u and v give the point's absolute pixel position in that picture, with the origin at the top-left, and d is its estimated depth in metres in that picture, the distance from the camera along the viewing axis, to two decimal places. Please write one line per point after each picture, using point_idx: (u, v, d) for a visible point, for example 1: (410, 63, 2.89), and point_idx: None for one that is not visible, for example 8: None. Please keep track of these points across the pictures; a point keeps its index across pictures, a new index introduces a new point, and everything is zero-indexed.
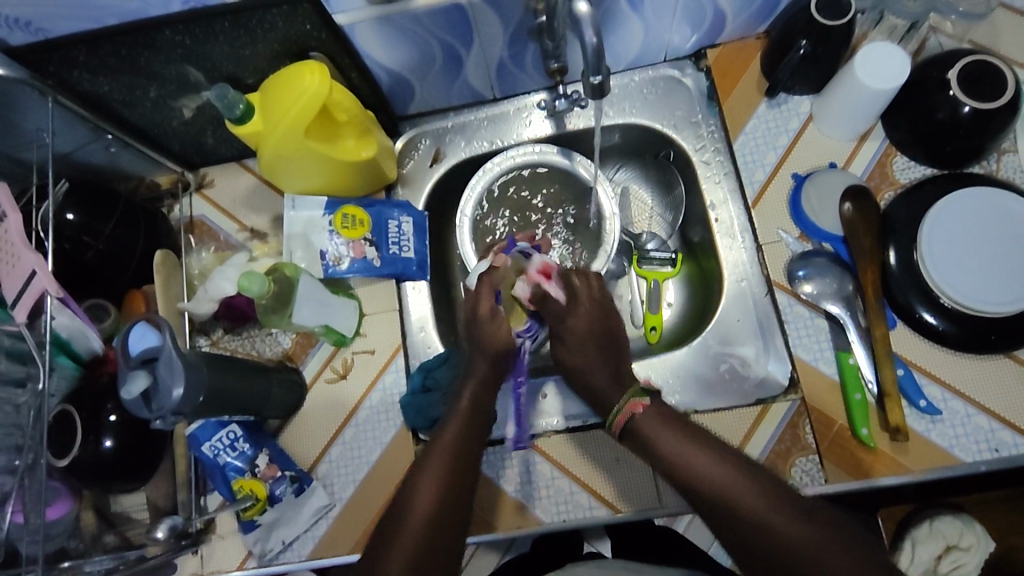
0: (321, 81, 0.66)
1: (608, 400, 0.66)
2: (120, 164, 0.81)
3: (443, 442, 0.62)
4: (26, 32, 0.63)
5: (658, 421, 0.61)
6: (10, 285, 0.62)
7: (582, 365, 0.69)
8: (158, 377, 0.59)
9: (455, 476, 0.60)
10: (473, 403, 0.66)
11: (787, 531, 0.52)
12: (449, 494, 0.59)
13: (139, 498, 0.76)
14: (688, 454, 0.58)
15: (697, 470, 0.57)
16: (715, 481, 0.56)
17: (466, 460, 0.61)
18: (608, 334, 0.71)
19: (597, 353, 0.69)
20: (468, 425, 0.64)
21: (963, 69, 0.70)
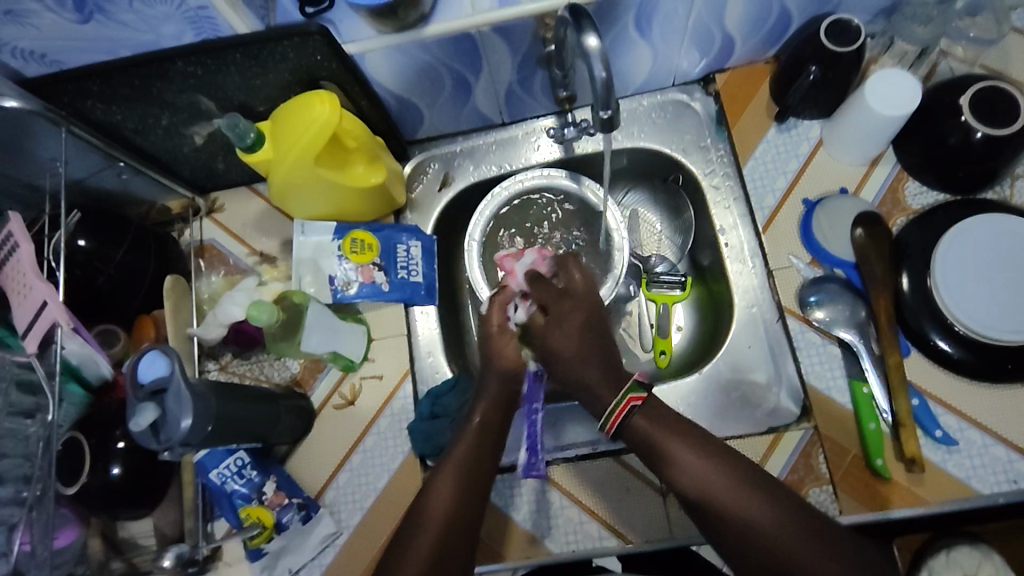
0: (331, 110, 0.66)
1: (599, 396, 0.65)
2: (131, 189, 0.82)
3: (451, 466, 0.62)
4: (41, 63, 0.64)
5: (654, 421, 0.61)
6: (21, 315, 0.62)
7: (572, 353, 0.68)
8: (167, 408, 0.59)
9: (464, 501, 0.60)
10: (483, 424, 0.66)
11: (787, 540, 0.53)
12: (457, 521, 0.59)
13: (147, 524, 0.76)
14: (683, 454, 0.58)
15: (695, 473, 0.57)
16: (711, 482, 0.56)
17: (476, 484, 0.61)
18: (592, 327, 0.70)
19: (586, 347, 0.68)
20: (479, 447, 0.64)
21: (975, 95, 0.69)
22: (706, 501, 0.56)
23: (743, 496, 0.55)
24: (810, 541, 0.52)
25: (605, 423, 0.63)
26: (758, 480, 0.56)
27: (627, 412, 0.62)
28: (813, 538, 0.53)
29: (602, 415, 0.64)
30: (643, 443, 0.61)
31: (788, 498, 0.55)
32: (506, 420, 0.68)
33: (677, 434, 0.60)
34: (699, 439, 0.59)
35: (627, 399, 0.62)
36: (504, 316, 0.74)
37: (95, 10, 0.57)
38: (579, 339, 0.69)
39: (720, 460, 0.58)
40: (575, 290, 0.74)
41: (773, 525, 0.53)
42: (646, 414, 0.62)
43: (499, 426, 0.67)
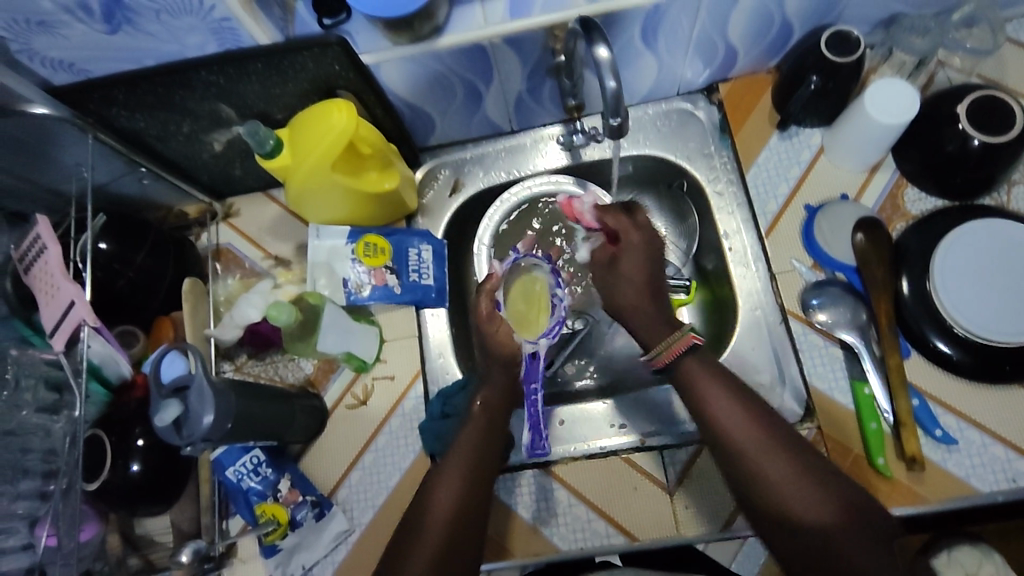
0: (348, 117, 0.68)
1: (659, 334, 0.66)
2: (151, 194, 0.85)
3: (458, 457, 0.63)
4: (69, 72, 0.67)
5: (711, 376, 0.61)
6: (48, 314, 0.64)
7: (634, 300, 0.69)
8: (189, 406, 0.61)
9: (472, 491, 0.61)
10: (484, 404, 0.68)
11: (816, 509, 0.53)
12: (465, 512, 0.60)
13: (164, 521, 0.77)
14: (732, 414, 0.59)
15: (740, 434, 0.58)
16: (756, 446, 0.57)
17: (482, 476, 0.63)
18: (658, 287, 0.71)
19: (649, 301, 0.69)
20: (481, 438, 0.65)
21: (972, 104, 0.71)
22: (739, 450, 0.57)
23: (779, 459, 0.56)
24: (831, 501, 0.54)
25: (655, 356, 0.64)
26: (803, 452, 0.56)
27: (679, 355, 0.63)
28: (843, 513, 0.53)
29: (653, 349, 0.65)
30: (687, 385, 0.62)
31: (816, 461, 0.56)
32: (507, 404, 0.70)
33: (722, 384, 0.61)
34: (742, 391, 0.60)
35: (685, 338, 0.63)
36: (493, 301, 0.72)
37: (124, 22, 0.60)
38: (643, 293, 0.70)
39: (766, 427, 0.58)
40: (637, 237, 0.73)
41: (796, 480, 0.55)
42: (699, 358, 0.63)
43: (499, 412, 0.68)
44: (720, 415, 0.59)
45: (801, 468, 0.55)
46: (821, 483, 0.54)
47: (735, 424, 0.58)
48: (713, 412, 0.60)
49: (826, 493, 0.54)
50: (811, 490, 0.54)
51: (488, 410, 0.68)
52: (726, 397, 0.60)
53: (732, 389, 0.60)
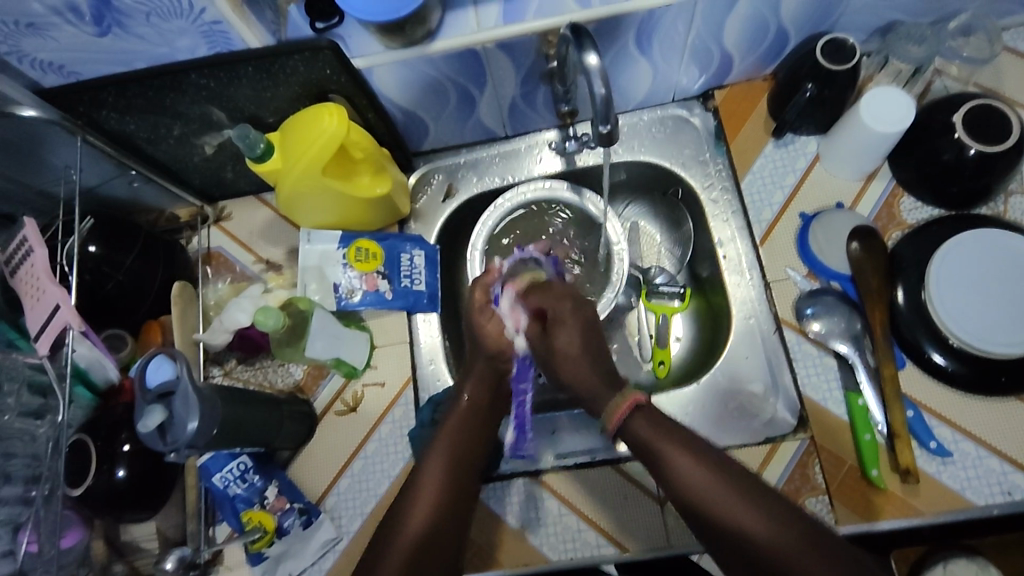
0: (339, 122, 0.68)
1: (602, 396, 0.65)
2: (142, 197, 0.84)
3: (438, 456, 0.64)
4: (59, 74, 0.66)
5: (662, 434, 0.60)
6: (33, 318, 0.63)
7: (574, 357, 0.67)
8: (174, 412, 0.60)
9: (451, 488, 0.62)
10: (471, 402, 0.69)
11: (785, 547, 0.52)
12: (444, 510, 0.61)
13: (149, 528, 0.76)
14: (691, 471, 0.57)
15: (703, 489, 0.56)
16: (719, 501, 0.55)
17: (463, 476, 0.63)
18: (590, 329, 0.70)
19: (587, 353, 0.68)
20: (466, 430, 0.67)
21: (968, 113, 0.71)
22: (697, 504, 0.56)
23: (738, 505, 0.54)
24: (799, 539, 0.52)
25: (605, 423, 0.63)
26: (763, 495, 0.55)
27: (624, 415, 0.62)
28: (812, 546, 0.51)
29: (602, 415, 0.64)
30: (641, 446, 0.61)
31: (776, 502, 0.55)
32: (496, 403, 0.71)
33: (671, 437, 0.59)
34: (694, 442, 0.59)
35: (628, 399, 0.62)
36: (487, 295, 0.74)
37: (113, 24, 0.59)
38: (582, 344, 0.68)
39: (728, 479, 0.56)
40: (568, 295, 0.72)
41: (761, 525, 0.53)
42: (646, 415, 0.61)
43: (486, 408, 0.70)
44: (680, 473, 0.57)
45: (771, 518, 0.53)
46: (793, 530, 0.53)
47: (694, 479, 0.57)
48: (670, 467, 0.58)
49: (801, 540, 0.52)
50: (785, 536, 0.52)
51: (471, 412, 0.68)
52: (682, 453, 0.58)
53: (687, 443, 0.59)
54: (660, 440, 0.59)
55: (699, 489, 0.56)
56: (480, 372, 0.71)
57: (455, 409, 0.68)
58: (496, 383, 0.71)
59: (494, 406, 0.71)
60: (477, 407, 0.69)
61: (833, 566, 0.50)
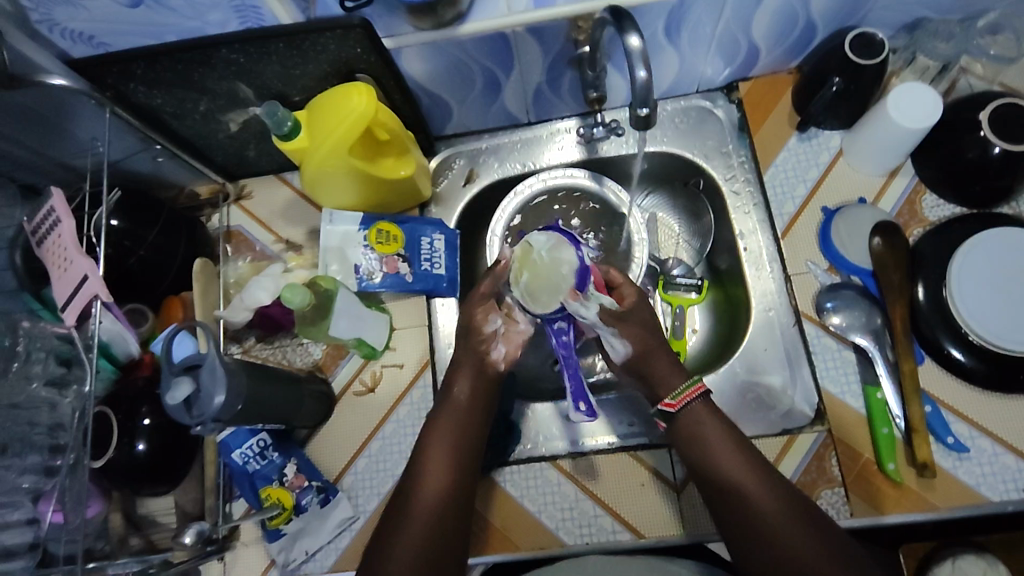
0: (368, 101, 0.68)
1: (668, 379, 0.69)
2: (164, 173, 0.84)
3: (439, 445, 0.66)
4: (88, 45, 0.66)
5: (711, 415, 0.66)
6: (61, 289, 0.63)
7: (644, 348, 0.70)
8: (201, 384, 0.60)
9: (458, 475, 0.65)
10: (465, 394, 0.69)
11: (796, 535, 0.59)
12: (454, 491, 0.64)
13: (166, 503, 0.77)
14: (727, 451, 0.64)
15: (730, 468, 0.63)
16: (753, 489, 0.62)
17: (465, 465, 0.66)
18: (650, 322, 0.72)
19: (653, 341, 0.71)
20: (462, 421, 0.68)
21: (994, 112, 0.71)
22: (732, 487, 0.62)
23: (768, 494, 0.61)
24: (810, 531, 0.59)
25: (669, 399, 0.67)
26: (784, 490, 0.62)
27: (694, 397, 0.67)
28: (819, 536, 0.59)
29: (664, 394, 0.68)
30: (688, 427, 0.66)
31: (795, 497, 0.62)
32: (489, 391, 0.71)
33: (722, 428, 0.65)
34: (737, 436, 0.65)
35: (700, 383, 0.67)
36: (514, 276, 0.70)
37: None
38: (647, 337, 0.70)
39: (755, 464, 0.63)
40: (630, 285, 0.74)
41: (783, 513, 0.60)
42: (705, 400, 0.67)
43: (482, 399, 0.70)
44: (715, 450, 0.64)
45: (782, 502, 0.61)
46: (796, 513, 0.60)
47: (731, 465, 0.63)
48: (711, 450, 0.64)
49: (802, 523, 0.60)
50: (801, 528, 0.59)
51: (459, 405, 0.68)
52: (723, 433, 0.65)
53: (731, 432, 0.65)
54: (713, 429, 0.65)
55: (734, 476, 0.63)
56: (466, 362, 0.70)
57: (449, 400, 0.69)
58: (479, 371, 0.70)
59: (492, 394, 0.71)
60: (465, 400, 0.69)
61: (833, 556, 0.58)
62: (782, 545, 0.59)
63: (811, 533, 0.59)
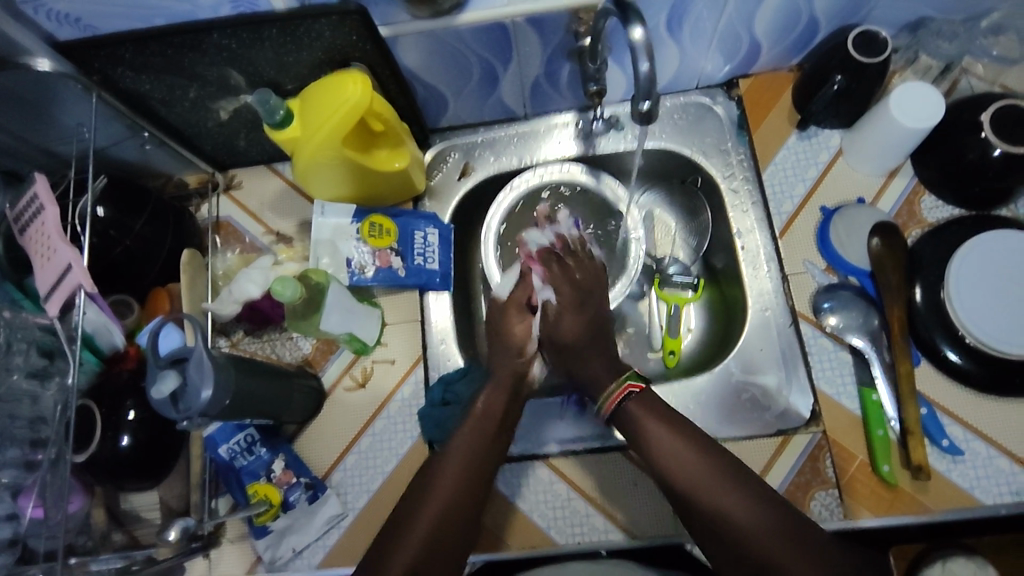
0: (363, 91, 0.66)
1: (603, 382, 0.70)
2: (151, 161, 0.82)
3: (465, 442, 0.64)
4: (74, 27, 0.64)
5: (642, 405, 0.65)
6: (43, 278, 0.61)
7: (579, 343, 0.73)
8: (188, 377, 0.58)
9: (467, 487, 0.62)
10: (485, 406, 0.68)
11: (764, 540, 0.55)
12: (460, 506, 0.61)
13: (150, 498, 0.76)
14: (659, 437, 0.62)
15: (674, 464, 0.60)
16: (705, 490, 0.58)
17: (477, 480, 0.63)
18: (600, 322, 0.75)
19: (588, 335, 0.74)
20: (486, 436, 0.66)
21: (997, 113, 0.70)
22: (686, 492, 0.59)
23: (728, 494, 0.57)
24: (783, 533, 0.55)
25: (601, 407, 0.67)
26: (745, 484, 0.58)
27: (624, 397, 0.66)
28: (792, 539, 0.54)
29: (600, 399, 0.68)
30: (632, 426, 0.65)
31: (760, 494, 0.57)
32: (510, 408, 0.70)
33: (663, 423, 0.63)
34: (684, 429, 0.62)
35: (624, 386, 0.66)
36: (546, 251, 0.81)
37: None
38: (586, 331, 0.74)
39: (697, 448, 0.60)
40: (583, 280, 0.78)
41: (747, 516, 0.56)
42: (640, 398, 0.65)
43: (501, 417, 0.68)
44: (656, 445, 0.62)
45: (735, 490, 0.57)
46: (766, 511, 0.56)
47: (677, 463, 0.60)
48: (658, 452, 0.62)
49: (773, 528, 0.55)
50: (765, 531, 0.55)
51: (487, 417, 0.67)
52: (665, 430, 0.62)
53: (675, 425, 0.62)
54: (654, 426, 0.63)
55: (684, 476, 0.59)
56: (501, 378, 0.71)
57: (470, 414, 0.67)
58: (514, 391, 0.71)
59: (509, 413, 0.69)
60: (493, 411, 0.68)
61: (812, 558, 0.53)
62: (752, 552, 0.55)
63: (785, 539, 0.54)
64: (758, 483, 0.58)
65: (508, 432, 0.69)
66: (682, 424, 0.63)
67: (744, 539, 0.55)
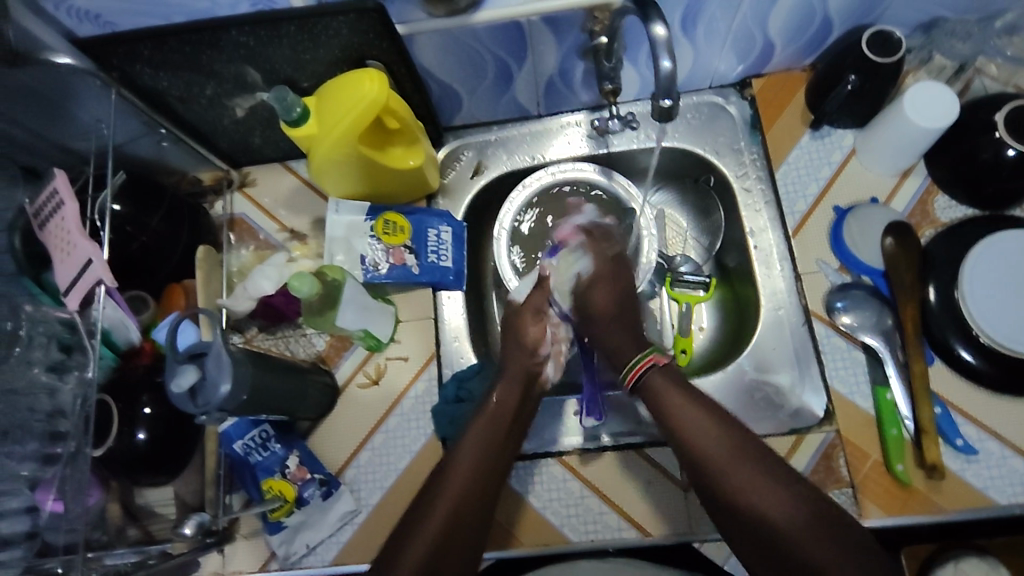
0: (381, 88, 0.66)
1: (625, 354, 0.72)
2: (166, 158, 0.82)
3: (475, 442, 0.64)
4: (94, 24, 0.64)
5: (666, 379, 0.66)
6: (62, 272, 0.61)
7: (605, 319, 0.75)
8: (206, 372, 0.58)
9: (478, 483, 0.62)
10: (497, 401, 0.68)
11: (782, 520, 0.55)
12: (472, 503, 0.61)
13: (165, 493, 0.76)
14: (681, 410, 0.63)
15: (695, 436, 0.61)
16: (724, 465, 0.59)
17: (489, 477, 0.63)
18: (627, 310, 0.76)
19: (617, 317, 0.75)
20: (497, 432, 0.66)
21: (1011, 112, 0.70)
22: (706, 466, 0.60)
23: (746, 471, 0.58)
24: (802, 513, 0.55)
25: (624, 376, 0.68)
26: (764, 461, 0.59)
27: (648, 368, 0.67)
28: (813, 522, 0.55)
29: (625, 368, 0.69)
30: (654, 397, 0.65)
31: (780, 473, 0.58)
32: (523, 404, 0.70)
33: (687, 396, 0.64)
34: (707, 403, 0.63)
35: (650, 356, 0.67)
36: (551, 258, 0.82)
37: None
38: (613, 314, 0.75)
39: (719, 422, 0.61)
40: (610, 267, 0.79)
41: (766, 495, 0.57)
42: (663, 372, 0.66)
43: (513, 414, 0.69)
44: (677, 415, 0.63)
45: (754, 467, 0.58)
46: (786, 489, 0.57)
47: (698, 437, 0.61)
48: (678, 421, 0.62)
49: (795, 506, 0.56)
50: (785, 510, 0.56)
51: (497, 414, 0.67)
52: (688, 403, 0.63)
53: (698, 399, 0.63)
54: (677, 399, 0.64)
55: (704, 449, 0.60)
56: (512, 373, 0.72)
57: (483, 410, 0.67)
58: (525, 387, 0.71)
59: (521, 410, 0.70)
60: (504, 409, 0.68)
61: (832, 541, 0.54)
62: (771, 529, 0.55)
63: (805, 520, 0.55)
64: (779, 463, 0.59)
65: (518, 427, 0.69)
66: (706, 399, 0.64)
67: (762, 517, 0.56)
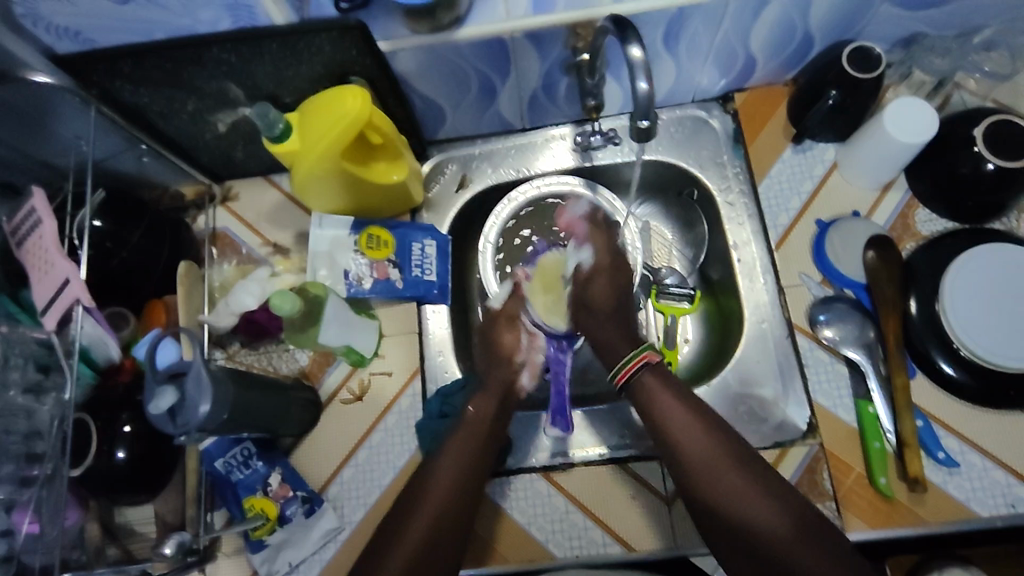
0: (362, 106, 0.66)
1: (618, 349, 0.69)
2: (148, 173, 0.82)
3: (456, 450, 0.64)
4: (73, 41, 0.64)
5: (657, 380, 0.63)
6: (39, 292, 0.62)
7: (599, 314, 0.73)
8: (186, 393, 0.58)
9: (459, 493, 0.62)
10: (478, 413, 0.68)
11: (766, 529, 0.53)
12: (451, 513, 0.60)
13: (146, 512, 0.75)
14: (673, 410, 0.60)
15: (682, 439, 0.59)
16: (707, 470, 0.57)
17: (471, 487, 0.63)
18: (621, 306, 0.74)
19: (613, 312, 0.73)
20: (479, 442, 0.66)
21: (989, 128, 0.71)
22: (691, 472, 0.58)
23: (731, 476, 0.56)
24: (786, 522, 0.53)
25: (615, 372, 0.66)
26: (751, 467, 0.57)
27: (639, 367, 0.64)
28: (797, 531, 0.53)
29: (615, 367, 0.67)
30: (643, 400, 0.63)
31: (768, 480, 0.56)
32: (503, 415, 0.71)
33: (676, 398, 0.61)
34: (698, 407, 0.61)
35: (642, 355, 0.64)
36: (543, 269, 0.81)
37: None
38: (609, 308, 0.73)
39: (706, 426, 0.59)
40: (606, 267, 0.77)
41: (752, 504, 0.54)
42: (654, 373, 0.64)
43: (494, 422, 0.69)
44: (665, 416, 0.61)
45: (740, 473, 0.56)
46: (772, 498, 0.55)
47: (686, 440, 0.59)
48: (666, 422, 0.60)
49: (778, 512, 0.54)
50: (771, 518, 0.54)
51: (474, 424, 0.67)
52: (678, 406, 0.61)
53: (689, 403, 0.61)
54: (667, 403, 0.61)
55: (692, 453, 0.58)
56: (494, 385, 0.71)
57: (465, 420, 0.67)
58: (504, 397, 0.71)
59: (501, 421, 0.70)
60: (483, 421, 0.68)
61: (818, 553, 0.52)
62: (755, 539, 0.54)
63: (790, 528, 0.53)
64: (769, 469, 0.57)
65: (497, 435, 0.69)
66: (697, 403, 0.61)
67: (746, 526, 0.54)
